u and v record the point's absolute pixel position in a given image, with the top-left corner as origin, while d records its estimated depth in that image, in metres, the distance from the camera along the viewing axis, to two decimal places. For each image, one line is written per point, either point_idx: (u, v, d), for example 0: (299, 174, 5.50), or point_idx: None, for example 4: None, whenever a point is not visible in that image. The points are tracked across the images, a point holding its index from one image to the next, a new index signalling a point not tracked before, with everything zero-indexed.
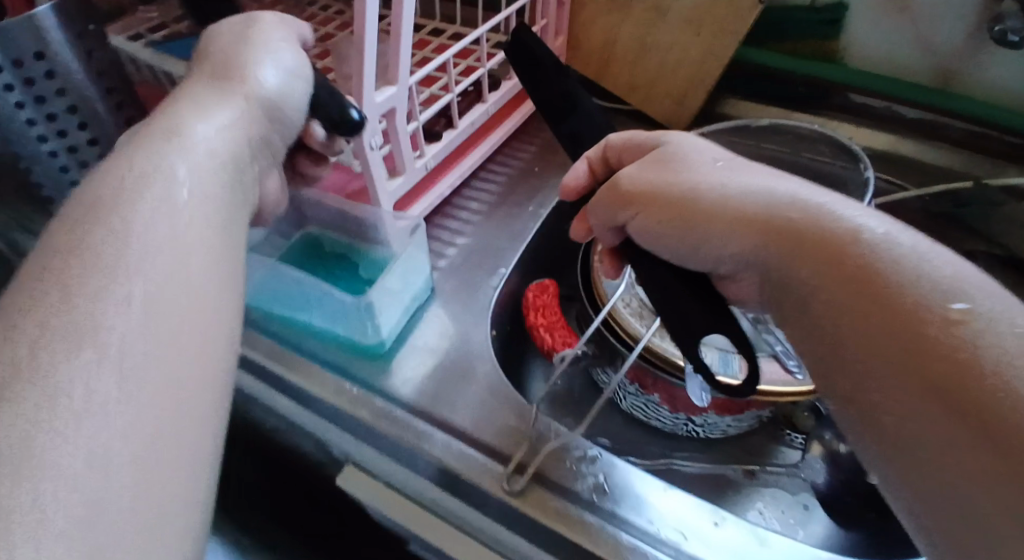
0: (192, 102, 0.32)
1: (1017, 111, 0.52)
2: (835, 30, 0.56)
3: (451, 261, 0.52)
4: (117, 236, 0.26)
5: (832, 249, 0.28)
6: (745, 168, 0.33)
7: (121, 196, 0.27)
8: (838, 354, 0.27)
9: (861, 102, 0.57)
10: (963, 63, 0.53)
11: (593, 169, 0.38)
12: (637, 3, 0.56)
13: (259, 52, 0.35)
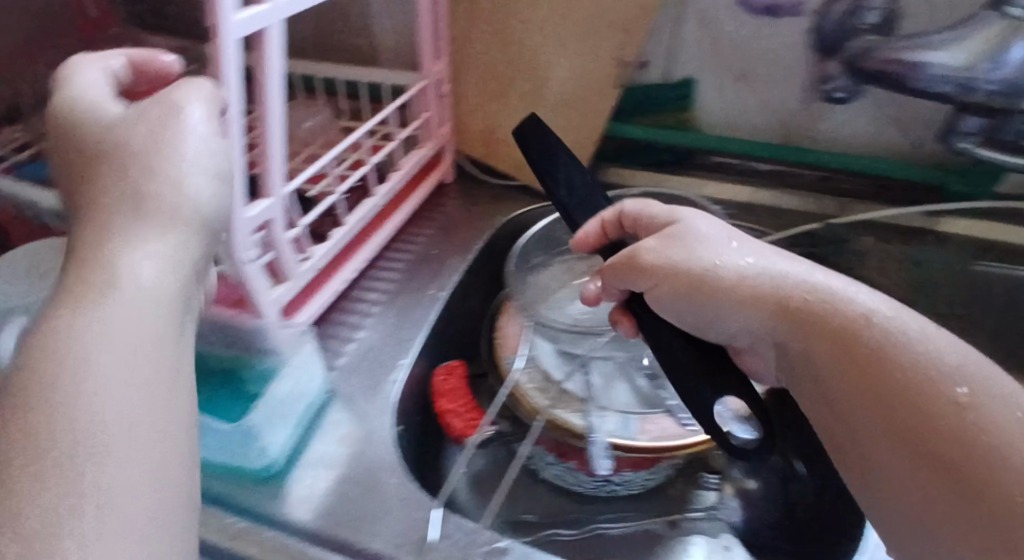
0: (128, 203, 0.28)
1: (863, 158, 0.58)
2: (685, 103, 0.60)
3: (350, 360, 0.51)
4: (68, 362, 0.24)
5: (840, 327, 0.31)
6: (755, 246, 0.36)
7: (89, 312, 0.25)
8: (824, 413, 0.32)
9: (720, 161, 0.62)
10: (803, 120, 0.58)
11: (605, 228, 0.40)
12: (514, 93, 0.59)
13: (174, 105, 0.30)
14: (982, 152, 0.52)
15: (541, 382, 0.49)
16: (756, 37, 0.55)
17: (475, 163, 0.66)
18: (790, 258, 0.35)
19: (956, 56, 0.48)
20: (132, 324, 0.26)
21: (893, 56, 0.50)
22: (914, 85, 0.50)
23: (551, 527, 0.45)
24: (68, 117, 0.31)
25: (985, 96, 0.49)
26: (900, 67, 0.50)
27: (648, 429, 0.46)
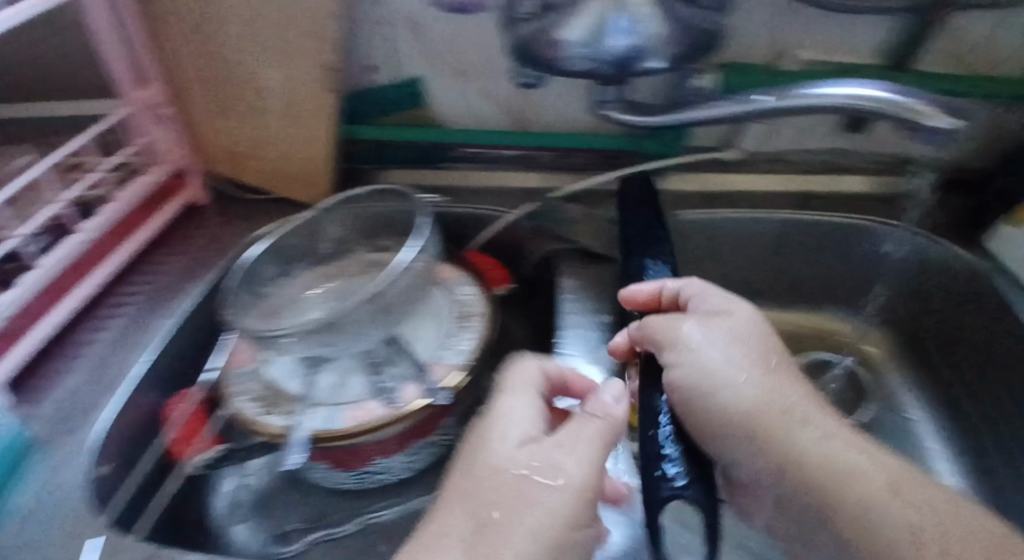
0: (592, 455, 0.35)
1: (590, 135, 0.65)
2: (416, 101, 0.64)
3: (62, 403, 0.52)
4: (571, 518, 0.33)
5: (841, 493, 0.35)
6: (781, 382, 0.39)
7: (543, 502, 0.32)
8: (795, 494, 0.37)
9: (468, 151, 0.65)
10: (525, 104, 0.64)
11: (661, 297, 0.46)
12: (240, 111, 0.59)
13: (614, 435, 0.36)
14: (626, 119, 0.50)
15: (259, 392, 0.49)
16: (450, 35, 0.59)
17: (232, 183, 0.65)
18: (823, 411, 0.38)
19: (579, 32, 0.50)
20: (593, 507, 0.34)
21: (535, 45, 0.52)
22: (560, 65, 0.51)
23: (313, 530, 0.50)
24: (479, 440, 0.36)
25: (612, 65, 0.49)
26: (547, 45, 0.52)
27: (356, 417, 0.47)
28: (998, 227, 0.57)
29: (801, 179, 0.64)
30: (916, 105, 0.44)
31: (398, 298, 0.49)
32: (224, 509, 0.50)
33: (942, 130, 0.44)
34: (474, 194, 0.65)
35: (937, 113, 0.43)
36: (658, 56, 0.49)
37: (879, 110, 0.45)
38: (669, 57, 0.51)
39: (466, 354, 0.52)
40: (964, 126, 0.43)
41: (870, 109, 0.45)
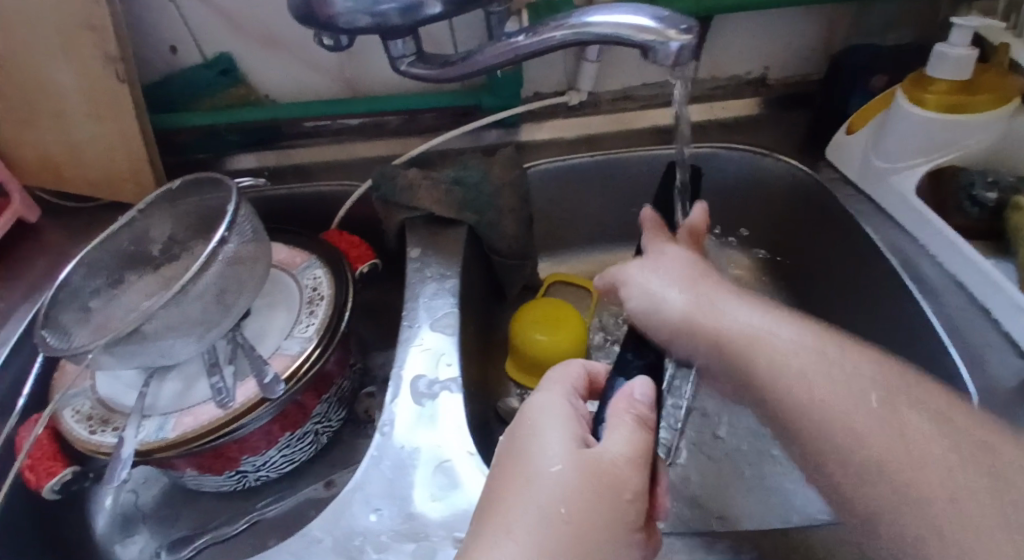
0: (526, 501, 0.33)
1: (430, 95, 0.61)
2: (230, 79, 0.59)
3: None
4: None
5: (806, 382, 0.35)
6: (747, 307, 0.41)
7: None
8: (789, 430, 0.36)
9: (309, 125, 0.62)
10: (353, 69, 0.60)
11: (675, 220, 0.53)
12: (36, 113, 0.55)
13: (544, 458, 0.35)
14: (416, 72, 0.46)
15: (90, 410, 0.46)
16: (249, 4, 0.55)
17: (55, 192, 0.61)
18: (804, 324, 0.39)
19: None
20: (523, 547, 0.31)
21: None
22: (338, 24, 0.44)
23: (202, 535, 0.53)
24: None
25: (396, 18, 0.43)
26: (320, 3, 0.43)
27: (184, 423, 0.44)
28: (834, 138, 0.59)
29: (648, 114, 0.65)
30: (646, 24, 0.37)
31: (219, 289, 0.46)
32: (107, 529, 0.54)
33: (674, 52, 0.37)
34: (324, 171, 0.63)
35: (673, 31, 0.36)
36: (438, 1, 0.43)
37: (624, 37, 0.38)
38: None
39: (309, 340, 0.49)
40: (694, 40, 0.37)
41: (607, 36, 0.38)
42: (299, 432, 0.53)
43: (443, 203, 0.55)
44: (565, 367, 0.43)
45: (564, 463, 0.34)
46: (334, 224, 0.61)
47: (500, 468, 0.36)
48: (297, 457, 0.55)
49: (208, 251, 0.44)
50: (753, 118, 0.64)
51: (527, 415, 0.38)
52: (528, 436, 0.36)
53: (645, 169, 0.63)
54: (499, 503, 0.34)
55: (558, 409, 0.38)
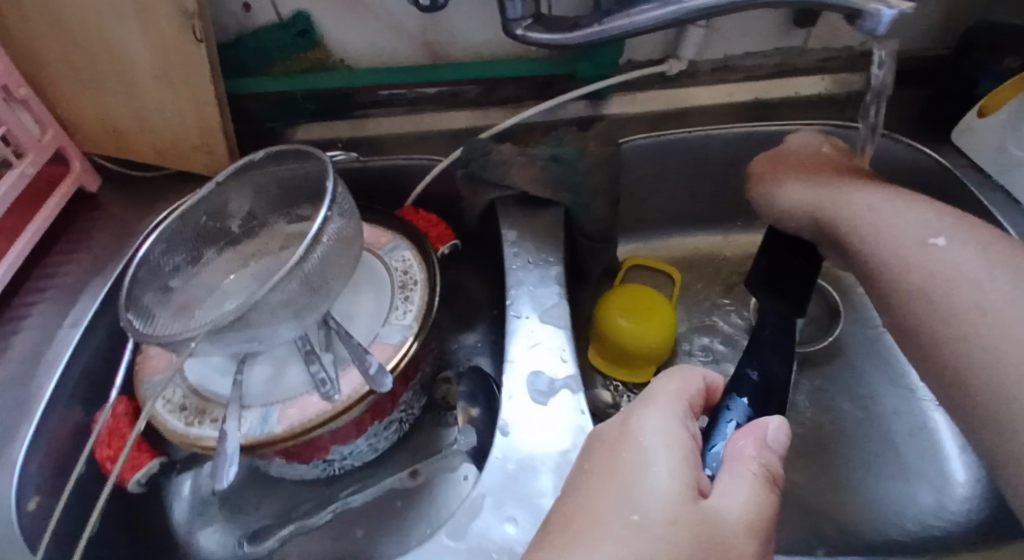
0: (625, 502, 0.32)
1: (518, 63, 0.57)
2: (309, 40, 0.55)
3: None
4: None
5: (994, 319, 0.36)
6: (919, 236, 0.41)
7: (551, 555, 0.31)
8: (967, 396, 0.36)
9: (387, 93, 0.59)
10: (436, 34, 0.56)
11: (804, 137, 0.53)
12: (102, 75, 0.50)
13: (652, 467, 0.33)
14: (536, 36, 0.43)
15: (181, 399, 0.44)
16: None
17: (118, 160, 0.57)
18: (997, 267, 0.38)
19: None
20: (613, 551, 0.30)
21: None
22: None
23: (285, 525, 0.51)
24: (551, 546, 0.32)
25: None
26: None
27: (290, 416, 0.42)
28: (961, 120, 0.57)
29: (752, 85, 0.61)
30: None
31: (324, 269, 0.43)
32: (186, 518, 0.52)
33: (885, 21, 0.34)
34: (401, 144, 0.59)
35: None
36: None
37: (804, 0, 0.35)
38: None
39: (409, 329, 0.46)
40: (913, 6, 0.34)
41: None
42: (387, 420, 0.50)
43: (540, 181, 0.52)
44: (679, 377, 0.39)
45: (669, 478, 0.33)
46: (411, 200, 0.58)
47: (599, 485, 0.33)
48: (381, 444, 0.52)
49: (315, 230, 0.42)
50: (857, 94, 0.61)
51: (638, 432, 0.35)
52: (639, 460, 0.34)
53: (758, 144, 0.59)
54: (596, 521, 0.32)
55: (674, 432, 0.35)
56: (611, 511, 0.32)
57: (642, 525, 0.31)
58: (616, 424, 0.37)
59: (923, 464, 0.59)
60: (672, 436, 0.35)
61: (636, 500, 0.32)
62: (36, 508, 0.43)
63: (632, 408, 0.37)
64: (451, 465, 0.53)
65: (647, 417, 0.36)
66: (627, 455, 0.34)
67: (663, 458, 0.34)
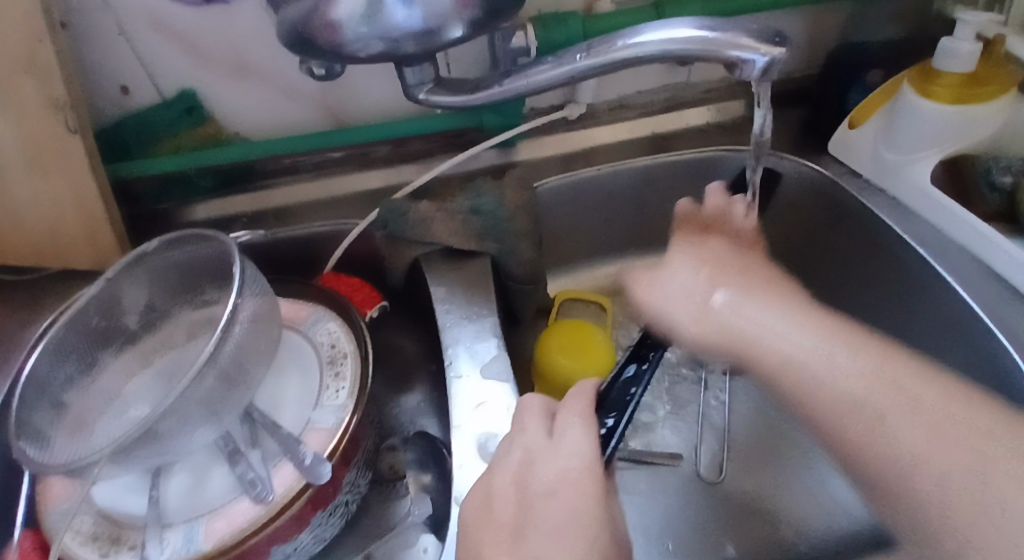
0: (561, 469, 0.35)
1: (421, 118, 0.57)
2: (198, 117, 0.52)
3: None
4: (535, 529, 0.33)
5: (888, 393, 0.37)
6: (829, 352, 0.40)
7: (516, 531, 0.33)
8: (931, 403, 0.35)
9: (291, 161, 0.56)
10: (335, 99, 0.54)
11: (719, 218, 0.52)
12: None
13: (570, 438, 0.37)
14: (439, 99, 0.41)
15: (93, 528, 0.40)
16: (215, 34, 0.49)
17: None
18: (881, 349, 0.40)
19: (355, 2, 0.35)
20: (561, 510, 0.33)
21: (304, 25, 0.37)
22: (343, 53, 0.37)
23: None
24: (487, 531, 0.34)
25: (413, 47, 0.37)
26: (320, 30, 0.36)
27: (218, 529, 0.39)
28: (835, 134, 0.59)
29: (647, 121, 0.63)
30: (738, 38, 0.34)
31: (242, 356, 0.40)
32: None
33: (759, 68, 0.34)
34: (310, 211, 0.56)
35: (763, 46, 0.34)
36: (456, 22, 0.36)
37: (670, 55, 0.35)
38: (471, 21, 0.37)
39: (342, 409, 0.43)
40: (787, 52, 0.34)
41: (684, 55, 0.35)
42: (330, 507, 0.46)
43: (461, 235, 0.51)
44: (575, 404, 0.39)
45: (585, 454, 0.36)
46: (329, 267, 0.55)
47: (530, 458, 0.36)
48: (330, 532, 0.48)
49: (226, 318, 0.39)
50: (735, 121, 0.64)
51: (545, 468, 0.36)
52: (550, 503, 0.34)
53: (666, 175, 0.61)
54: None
55: (577, 463, 0.36)
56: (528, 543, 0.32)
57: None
58: (523, 450, 0.37)
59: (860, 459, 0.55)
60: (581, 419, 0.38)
61: (568, 472, 0.35)
62: None
63: (540, 435, 0.37)
64: (409, 541, 0.51)
65: (555, 452, 0.36)
66: (547, 440, 0.37)
67: (572, 435, 0.37)
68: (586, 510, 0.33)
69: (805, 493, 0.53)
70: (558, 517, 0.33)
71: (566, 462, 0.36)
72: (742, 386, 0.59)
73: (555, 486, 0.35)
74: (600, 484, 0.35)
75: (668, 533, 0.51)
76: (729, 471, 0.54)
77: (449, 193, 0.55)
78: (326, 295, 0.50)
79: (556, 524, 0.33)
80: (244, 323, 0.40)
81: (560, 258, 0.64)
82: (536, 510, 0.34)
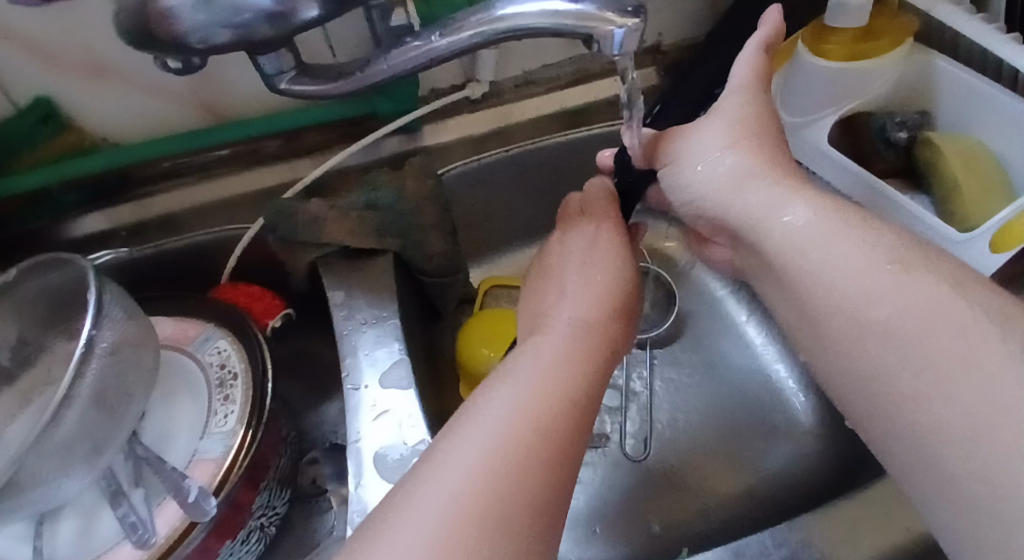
0: (579, 246, 0.45)
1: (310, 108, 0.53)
2: (55, 125, 0.48)
3: None
4: (559, 291, 0.41)
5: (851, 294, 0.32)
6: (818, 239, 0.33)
7: (552, 296, 0.41)
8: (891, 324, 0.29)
9: (172, 165, 0.52)
10: (211, 95, 0.50)
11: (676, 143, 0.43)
12: None
13: (584, 233, 0.46)
14: (301, 89, 0.37)
15: None
16: (63, 32, 0.44)
17: None
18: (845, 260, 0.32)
19: None
20: (591, 266, 0.43)
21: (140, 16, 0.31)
22: (190, 47, 0.32)
23: None
24: (539, 296, 0.42)
25: (266, 33, 0.32)
26: (155, 20, 0.31)
27: None
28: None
29: (558, 93, 0.59)
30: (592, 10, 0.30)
31: (105, 391, 0.36)
32: None
33: (620, 39, 0.30)
34: (198, 218, 0.52)
35: (618, 15, 0.30)
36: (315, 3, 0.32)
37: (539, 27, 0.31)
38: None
39: (231, 434, 0.40)
40: (643, 21, 0.30)
41: (542, 30, 0.31)
42: (243, 534, 0.43)
43: (359, 233, 0.47)
44: (595, 195, 0.48)
45: (596, 235, 0.45)
46: (226, 276, 0.51)
47: (556, 254, 0.45)
48: (248, 556, 0.45)
49: (79, 353, 0.35)
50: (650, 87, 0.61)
51: (569, 258, 0.44)
52: (558, 304, 0.40)
53: (579, 151, 0.58)
54: (553, 309, 0.40)
55: (596, 241, 0.44)
56: (562, 301, 0.40)
57: (567, 333, 0.36)
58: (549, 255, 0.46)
59: (782, 420, 0.55)
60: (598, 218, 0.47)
61: (587, 249, 0.44)
62: None
63: (569, 230, 0.47)
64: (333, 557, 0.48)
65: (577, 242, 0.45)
66: (564, 237, 0.46)
67: (586, 229, 0.46)
68: (606, 273, 0.42)
69: (727, 457, 0.53)
70: (577, 284, 0.41)
71: (578, 249, 0.45)
72: (665, 363, 0.58)
73: (572, 267, 0.43)
74: (613, 255, 0.43)
75: (598, 517, 0.51)
76: (655, 450, 0.54)
77: (348, 187, 0.51)
78: (216, 308, 0.47)
79: (584, 280, 0.42)
80: (102, 359, 0.36)
81: (478, 245, 0.61)
82: (566, 277, 0.43)
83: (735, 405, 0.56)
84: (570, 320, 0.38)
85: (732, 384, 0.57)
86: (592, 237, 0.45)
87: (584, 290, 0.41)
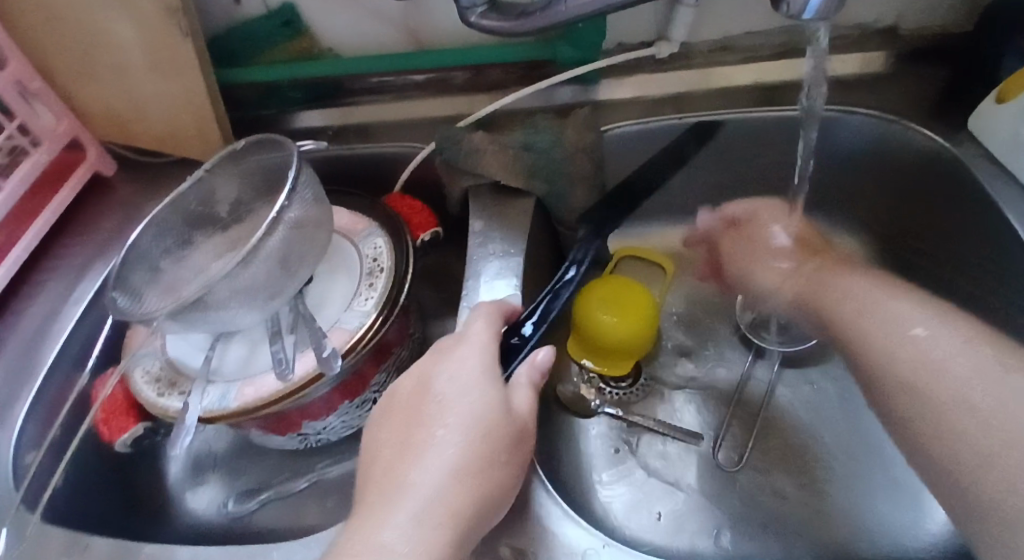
0: (444, 386, 0.37)
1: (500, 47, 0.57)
2: (294, 30, 0.57)
3: None
4: (424, 428, 0.36)
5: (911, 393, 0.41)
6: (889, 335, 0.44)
7: (415, 436, 0.36)
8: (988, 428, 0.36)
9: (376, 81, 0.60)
10: (418, 21, 0.57)
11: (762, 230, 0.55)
12: (103, 69, 0.54)
13: (458, 358, 0.39)
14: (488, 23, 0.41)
15: (159, 371, 0.48)
16: None
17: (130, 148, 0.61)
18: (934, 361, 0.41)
19: None
20: (459, 403, 0.37)
21: None
22: None
23: (265, 490, 0.54)
24: (371, 472, 0.36)
25: None
26: None
27: (246, 394, 0.45)
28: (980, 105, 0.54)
29: (747, 67, 0.58)
30: None
31: (282, 253, 0.45)
32: (180, 477, 0.55)
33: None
34: (388, 131, 0.60)
35: None
36: None
37: None
38: None
39: (367, 315, 0.47)
40: None
41: None
42: (359, 399, 0.51)
43: (511, 169, 0.52)
44: (478, 337, 0.40)
45: (479, 361, 0.39)
46: (398, 186, 0.58)
47: (410, 388, 0.38)
48: (360, 420, 0.54)
49: (272, 218, 0.43)
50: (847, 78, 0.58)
51: (444, 375, 0.38)
52: (430, 432, 0.36)
53: (753, 131, 0.57)
54: (409, 455, 0.35)
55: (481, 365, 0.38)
56: (416, 451, 0.35)
57: (425, 494, 0.33)
58: (418, 372, 0.39)
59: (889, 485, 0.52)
60: (479, 341, 0.40)
61: (441, 397, 0.37)
62: (35, 464, 0.47)
63: (456, 344, 0.40)
64: None
65: (457, 357, 0.39)
66: (431, 368, 0.39)
67: (458, 355, 0.39)
68: (481, 404, 0.37)
69: (821, 514, 0.51)
70: (433, 436, 0.36)
71: (435, 395, 0.37)
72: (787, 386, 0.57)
73: (432, 405, 0.37)
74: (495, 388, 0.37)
75: (659, 502, 0.52)
76: (743, 473, 0.53)
77: (517, 123, 0.56)
78: (382, 211, 0.54)
79: (443, 421, 0.36)
80: (284, 228, 0.44)
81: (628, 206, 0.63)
82: (427, 416, 0.37)
83: (846, 452, 0.54)
84: (429, 487, 0.34)
85: (844, 430, 0.54)
86: (469, 366, 0.38)
87: (436, 457, 0.35)
